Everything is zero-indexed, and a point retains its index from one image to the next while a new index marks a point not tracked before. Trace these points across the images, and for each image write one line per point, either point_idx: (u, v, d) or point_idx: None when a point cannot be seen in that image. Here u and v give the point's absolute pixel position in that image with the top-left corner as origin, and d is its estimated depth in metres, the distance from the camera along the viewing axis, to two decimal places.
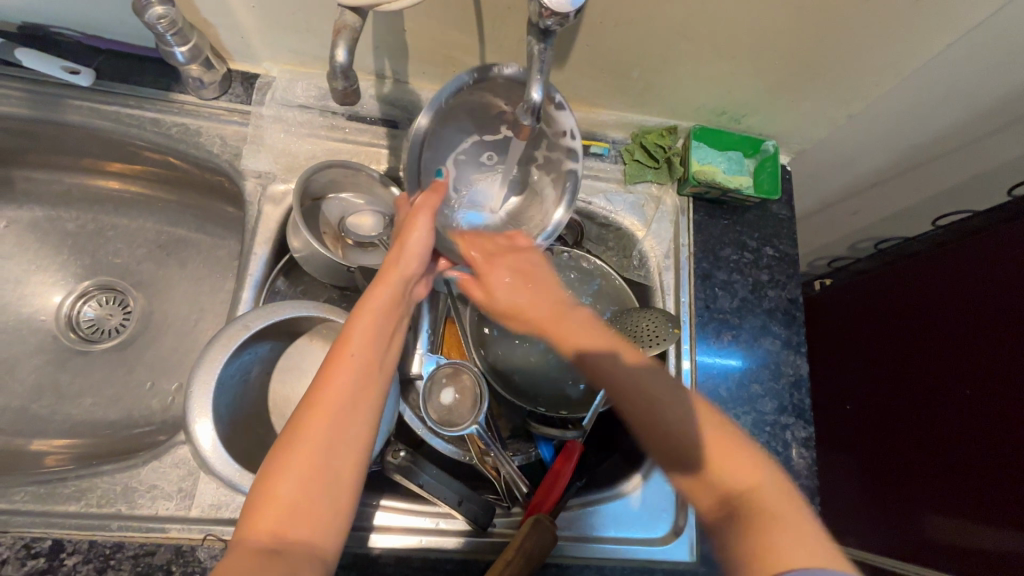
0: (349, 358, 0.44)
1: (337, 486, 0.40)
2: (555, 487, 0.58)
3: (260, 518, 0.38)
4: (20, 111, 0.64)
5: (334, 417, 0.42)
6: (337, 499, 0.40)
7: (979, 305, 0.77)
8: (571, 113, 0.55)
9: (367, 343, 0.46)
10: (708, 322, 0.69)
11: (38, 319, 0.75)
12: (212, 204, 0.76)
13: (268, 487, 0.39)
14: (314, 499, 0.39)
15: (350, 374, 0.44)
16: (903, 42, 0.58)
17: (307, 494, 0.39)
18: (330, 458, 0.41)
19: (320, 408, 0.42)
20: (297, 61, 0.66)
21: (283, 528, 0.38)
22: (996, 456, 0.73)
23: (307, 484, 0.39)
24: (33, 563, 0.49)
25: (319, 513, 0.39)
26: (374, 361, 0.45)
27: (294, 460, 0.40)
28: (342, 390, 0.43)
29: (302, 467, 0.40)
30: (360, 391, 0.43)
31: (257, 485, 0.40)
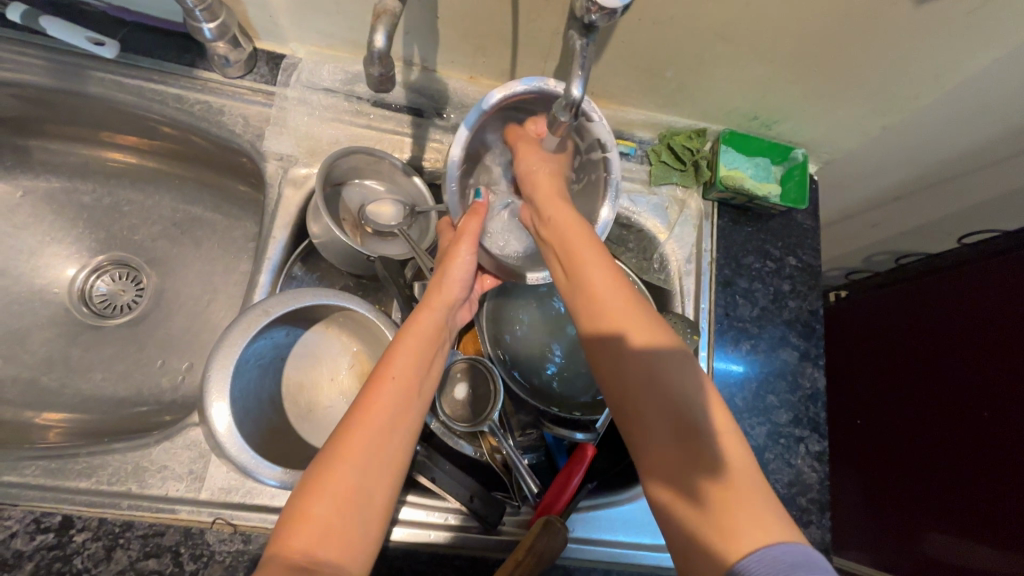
0: (394, 378, 0.44)
1: (372, 509, 0.39)
2: (566, 489, 0.57)
3: (295, 538, 0.37)
4: (41, 80, 0.63)
5: (376, 435, 0.41)
6: (370, 523, 0.39)
7: (998, 326, 0.76)
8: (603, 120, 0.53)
9: (411, 363, 0.46)
10: (727, 330, 0.68)
11: (51, 290, 0.74)
12: (230, 184, 0.76)
13: (305, 505, 0.38)
14: (349, 522, 0.38)
15: (393, 393, 0.43)
16: (948, 55, 0.57)
17: (343, 516, 0.38)
18: (369, 478, 0.40)
19: (362, 426, 0.42)
20: (324, 43, 0.65)
21: (315, 550, 0.37)
22: (1005, 478, 0.72)
23: (345, 503, 0.38)
24: (43, 537, 0.49)
25: (352, 536, 0.38)
26: (417, 380, 0.45)
27: (334, 477, 0.39)
28: (385, 409, 0.43)
29: (341, 487, 0.39)
30: (403, 412, 0.43)
31: (291, 503, 0.39)
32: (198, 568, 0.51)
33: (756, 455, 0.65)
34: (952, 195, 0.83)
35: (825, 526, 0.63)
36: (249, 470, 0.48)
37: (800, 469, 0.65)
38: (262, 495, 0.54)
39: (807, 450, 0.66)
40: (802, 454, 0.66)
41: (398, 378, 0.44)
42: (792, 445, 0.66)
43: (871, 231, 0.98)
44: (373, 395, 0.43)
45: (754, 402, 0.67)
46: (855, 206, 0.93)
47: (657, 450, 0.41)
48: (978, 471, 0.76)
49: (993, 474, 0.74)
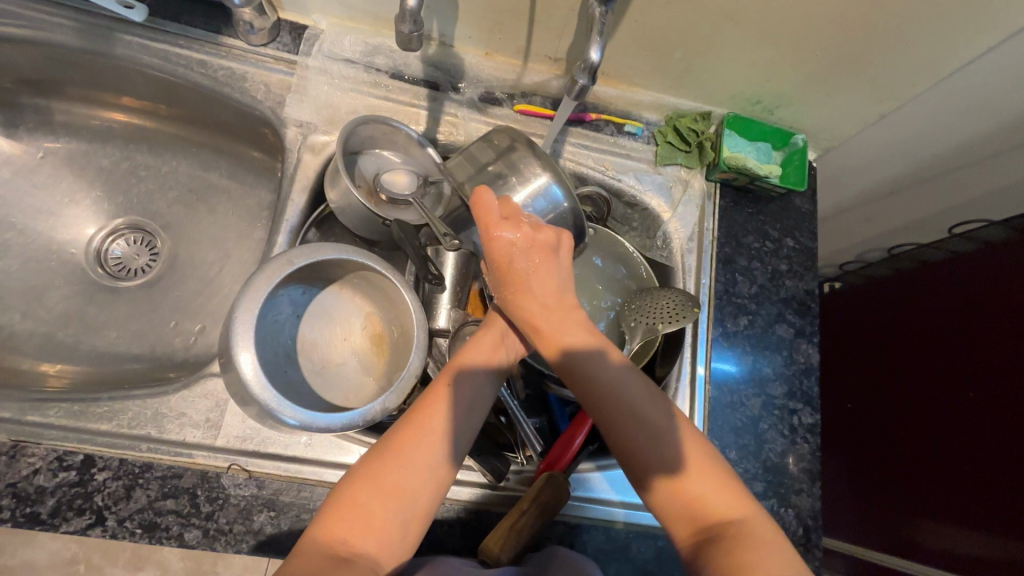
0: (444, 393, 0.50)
1: (411, 516, 0.46)
2: (570, 447, 0.59)
3: (338, 525, 0.44)
4: (70, 41, 0.65)
5: (424, 445, 0.47)
6: (407, 524, 0.45)
7: (984, 311, 0.80)
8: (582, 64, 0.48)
9: (462, 384, 0.51)
10: (726, 305, 0.71)
11: (68, 250, 0.76)
12: (247, 152, 0.78)
13: (354, 494, 0.45)
14: (389, 519, 0.45)
15: (444, 407, 0.49)
16: (943, 44, 0.60)
17: (386, 514, 0.45)
18: (410, 484, 0.46)
19: (410, 437, 0.48)
20: (347, 15, 0.67)
21: (354, 540, 0.43)
22: (990, 455, 0.75)
23: (388, 501, 0.45)
24: (65, 475, 0.51)
25: (389, 531, 0.44)
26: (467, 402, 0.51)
27: (382, 480, 0.45)
28: (433, 424, 0.48)
29: (387, 487, 0.45)
30: (450, 430, 0.49)
31: (343, 489, 0.46)
32: (214, 510, 0.53)
33: (751, 425, 0.67)
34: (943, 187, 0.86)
35: (816, 495, 0.66)
36: (271, 410, 0.49)
37: (793, 440, 0.68)
38: (275, 444, 0.56)
39: (800, 422, 0.68)
40: (795, 426, 0.68)
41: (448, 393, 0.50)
42: (785, 417, 0.68)
43: (865, 223, 1.01)
44: (427, 409, 0.49)
45: (751, 375, 0.69)
46: (851, 197, 0.96)
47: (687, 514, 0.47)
48: (964, 453, 0.79)
49: (977, 452, 0.77)
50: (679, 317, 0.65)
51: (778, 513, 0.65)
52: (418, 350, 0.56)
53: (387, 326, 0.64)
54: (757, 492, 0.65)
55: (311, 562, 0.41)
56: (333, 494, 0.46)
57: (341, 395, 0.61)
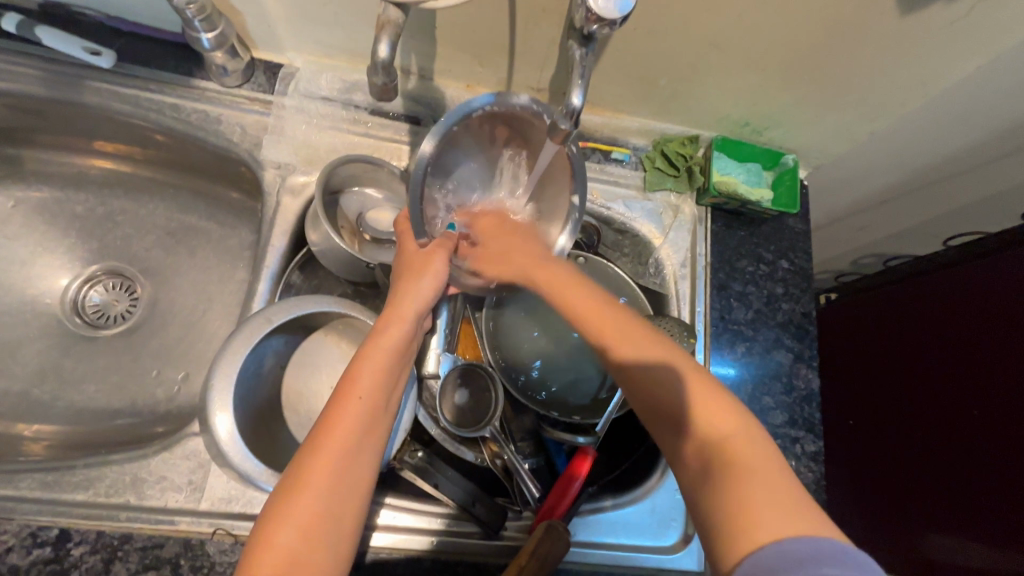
0: (358, 396, 0.43)
1: (341, 537, 0.39)
2: (568, 493, 0.57)
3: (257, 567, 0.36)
4: (36, 90, 0.63)
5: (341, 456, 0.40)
6: (340, 543, 0.39)
7: (983, 325, 0.78)
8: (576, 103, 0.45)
9: (375, 378, 0.45)
10: (722, 333, 0.69)
11: (44, 301, 0.73)
12: (225, 193, 0.76)
13: (269, 530, 0.37)
14: (317, 550, 0.37)
15: (357, 412, 0.43)
16: (931, 65, 0.59)
17: (309, 543, 0.37)
18: (333, 504, 0.39)
19: (324, 451, 0.40)
20: (322, 53, 0.65)
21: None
22: (995, 475, 0.74)
23: (309, 530, 0.38)
24: (40, 552, 0.49)
25: (319, 561, 0.37)
26: (382, 398, 0.44)
27: (298, 508, 0.38)
28: (347, 431, 0.42)
29: (304, 513, 0.38)
30: (367, 433, 0.42)
31: (256, 528, 0.38)
32: None
33: None
34: (934, 199, 0.85)
35: None
36: (252, 478, 0.49)
37: (796, 469, 0.66)
38: (262, 504, 0.54)
39: (803, 450, 0.67)
40: (798, 454, 0.67)
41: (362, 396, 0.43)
42: (788, 445, 0.67)
43: (859, 235, 1.00)
44: (336, 418, 0.42)
45: (751, 405, 0.68)
46: (842, 210, 0.95)
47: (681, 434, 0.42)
48: (972, 471, 0.77)
49: (982, 472, 0.76)
50: None
51: None
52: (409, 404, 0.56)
53: None
54: None
55: None
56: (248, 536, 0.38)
57: None
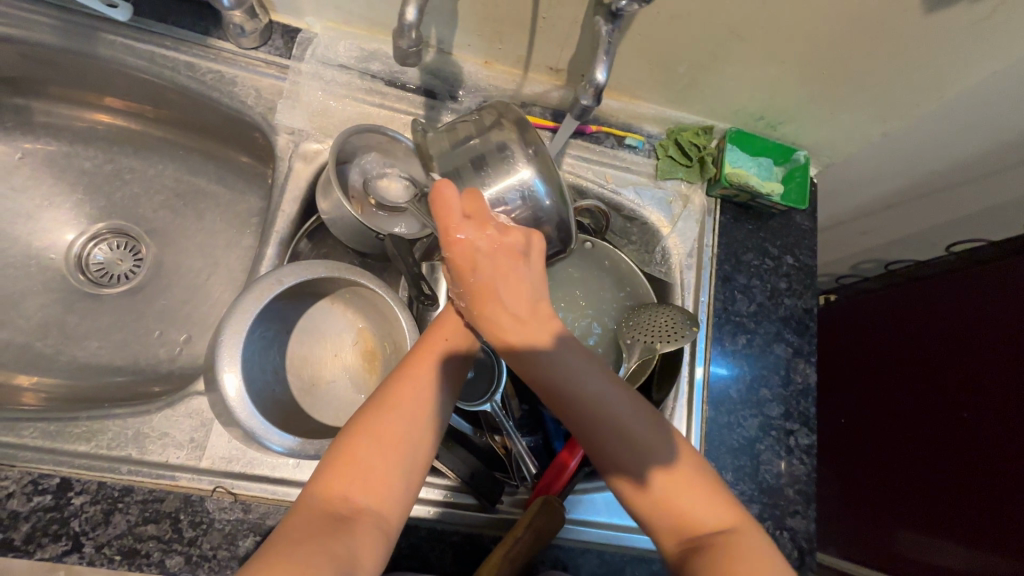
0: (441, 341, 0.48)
1: (412, 465, 0.43)
2: (565, 471, 0.58)
3: (335, 477, 0.40)
4: (51, 40, 0.62)
5: (418, 392, 0.45)
6: (410, 473, 0.43)
7: (979, 333, 0.79)
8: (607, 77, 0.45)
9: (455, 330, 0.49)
10: (724, 324, 0.70)
11: (48, 255, 0.73)
12: (236, 157, 0.75)
13: (350, 448, 0.41)
14: (390, 473, 0.42)
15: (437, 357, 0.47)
16: (951, 66, 0.59)
17: (387, 466, 0.42)
18: (410, 433, 0.43)
19: (406, 387, 0.45)
20: (341, 19, 0.65)
21: (355, 494, 0.40)
22: (978, 478, 0.76)
23: (386, 454, 0.42)
24: (40, 499, 0.49)
25: (390, 484, 0.41)
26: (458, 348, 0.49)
27: (378, 433, 0.42)
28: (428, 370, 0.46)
29: (388, 435, 0.42)
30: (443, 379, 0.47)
31: (338, 441, 0.42)
32: (197, 535, 0.51)
33: (748, 446, 0.67)
34: (940, 205, 0.86)
35: (812, 516, 0.66)
36: (257, 436, 0.49)
37: (789, 461, 0.67)
38: (262, 465, 0.54)
39: (796, 443, 0.68)
40: (791, 447, 0.68)
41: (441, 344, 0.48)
42: (782, 437, 0.68)
43: (862, 238, 1.01)
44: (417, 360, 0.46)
45: (748, 395, 0.68)
46: (847, 212, 0.95)
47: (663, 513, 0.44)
48: (957, 474, 0.79)
49: (965, 474, 0.77)
50: (677, 337, 0.65)
51: (773, 535, 0.65)
52: None
53: (380, 343, 0.62)
54: (753, 514, 0.65)
55: (306, 520, 0.38)
56: (326, 453, 0.42)
57: (333, 414, 0.60)
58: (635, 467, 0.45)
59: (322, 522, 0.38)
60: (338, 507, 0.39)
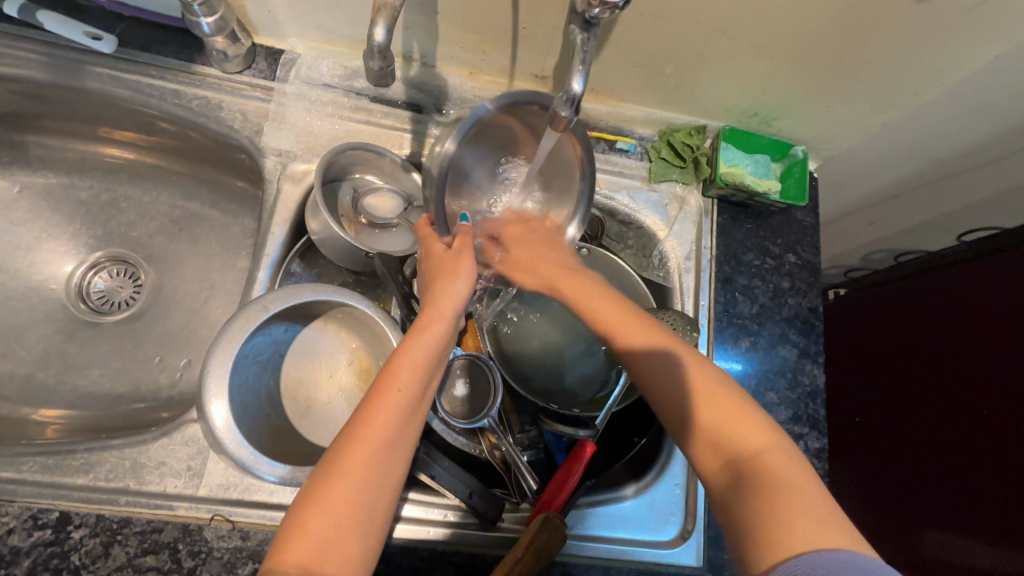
0: (394, 393, 0.45)
1: (370, 524, 0.41)
2: (566, 486, 0.57)
3: (288, 552, 0.38)
4: (39, 75, 0.62)
5: (373, 448, 0.42)
6: (368, 536, 0.41)
7: (998, 322, 0.76)
8: (582, 87, 0.43)
9: (413, 374, 0.46)
10: (726, 327, 0.68)
11: (49, 286, 0.74)
12: (228, 180, 0.76)
13: (302, 518, 0.39)
14: (348, 538, 0.40)
15: (396, 406, 0.44)
16: (949, 51, 0.57)
17: (343, 533, 0.40)
18: (365, 495, 0.41)
19: (361, 442, 0.42)
20: (323, 38, 0.65)
21: (312, 564, 0.38)
22: (1005, 474, 0.72)
23: (342, 520, 0.40)
24: (40, 534, 0.49)
25: (349, 551, 0.39)
26: (420, 394, 0.46)
27: (330, 496, 0.40)
28: (385, 423, 0.43)
29: (339, 505, 0.40)
30: (401, 430, 0.44)
31: (290, 513, 0.40)
32: (196, 565, 0.51)
33: None
34: (948, 194, 0.83)
35: None
36: (248, 466, 0.50)
37: None
38: (260, 492, 0.54)
39: (806, 447, 0.66)
40: (801, 451, 0.66)
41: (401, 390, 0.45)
42: (791, 442, 0.66)
43: (869, 229, 0.98)
44: (372, 411, 0.43)
45: (754, 400, 0.67)
46: (852, 203, 0.93)
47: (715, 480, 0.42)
48: (979, 472, 0.76)
49: (991, 469, 0.74)
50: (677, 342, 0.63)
51: None
52: None
53: (375, 362, 0.62)
54: None
55: None
56: (283, 519, 0.40)
57: (330, 435, 0.60)
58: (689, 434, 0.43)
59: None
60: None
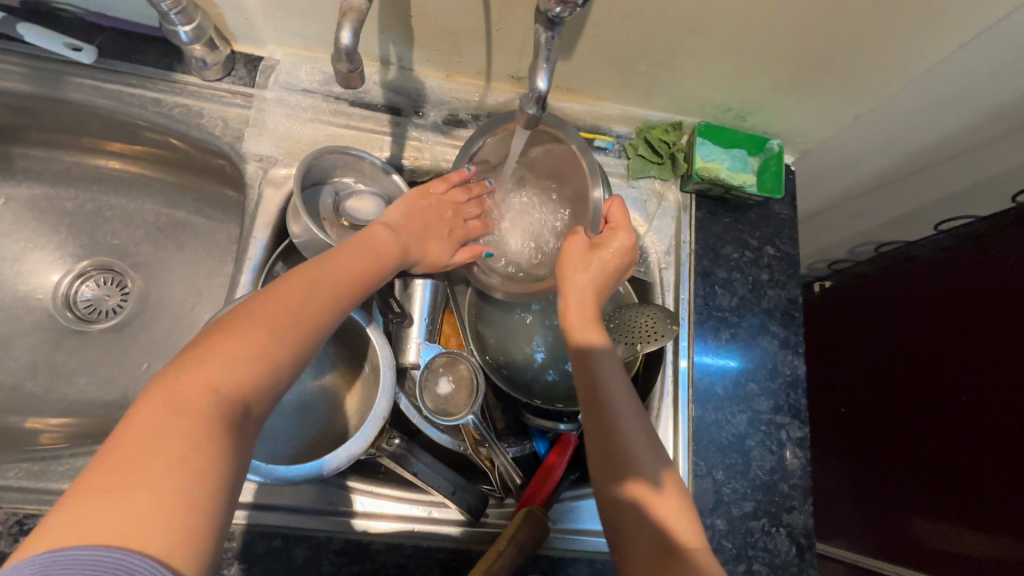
0: (341, 258, 0.46)
1: (289, 347, 0.39)
2: (549, 480, 0.58)
3: (219, 370, 0.35)
4: (21, 87, 0.63)
5: (311, 291, 0.42)
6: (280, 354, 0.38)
7: (980, 308, 0.77)
8: (547, 81, 0.45)
9: (362, 257, 0.48)
10: (707, 320, 0.69)
11: (36, 296, 0.74)
12: (211, 187, 0.76)
13: (222, 332, 0.37)
14: (263, 356, 0.37)
15: (338, 265, 0.45)
16: (914, 42, 0.58)
17: (261, 348, 0.37)
18: (295, 318, 0.40)
19: (299, 283, 0.42)
20: (301, 45, 0.66)
21: (221, 374, 0.35)
22: (991, 457, 0.73)
23: (262, 333, 0.38)
24: (26, 539, 0.50)
25: (256, 364, 0.37)
26: (368, 272, 0.48)
27: (257, 316, 0.39)
28: (328, 282, 0.44)
29: (263, 322, 0.38)
30: (338, 285, 0.44)
31: (203, 334, 0.38)
32: None
33: (738, 442, 0.66)
34: (924, 185, 0.84)
35: (808, 511, 0.64)
36: None
37: (782, 455, 0.66)
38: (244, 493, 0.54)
39: (788, 436, 0.67)
40: (783, 441, 0.66)
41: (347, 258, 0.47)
42: (773, 432, 0.66)
43: (851, 222, 0.99)
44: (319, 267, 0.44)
45: (735, 390, 0.67)
46: (833, 196, 0.94)
47: (636, 529, 0.47)
48: (964, 458, 0.76)
49: (977, 452, 0.75)
50: (657, 336, 0.63)
51: (769, 533, 0.63)
52: (386, 391, 0.54)
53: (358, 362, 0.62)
54: (747, 512, 0.63)
55: (158, 402, 0.33)
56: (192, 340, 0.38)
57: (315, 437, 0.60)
58: (623, 475, 0.48)
59: (203, 417, 0.33)
60: (222, 402, 0.34)
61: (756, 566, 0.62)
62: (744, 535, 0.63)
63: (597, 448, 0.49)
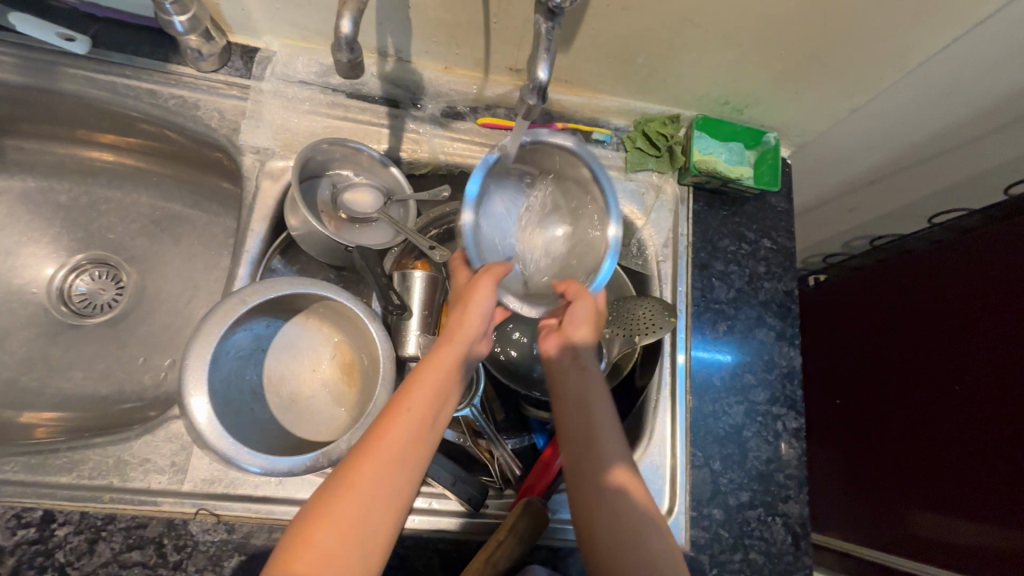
0: (405, 412, 0.46)
1: (371, 540, 0.41)
2: (547, 471, 0.59)
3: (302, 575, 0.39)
4: (13, 78, 0.62)
5: (381, 468, 0.43)
6: (368, 556, 0.41)
7: (975, 299, 0.77)
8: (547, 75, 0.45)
9: (425, 392, 0.47)
10: (704, 312, 0.69)
11: (30, 290, 0.74)
12: (207, 180, 0.76)
13: (309, 530, 0.40)
14: (352, 558, 0.40)
15: (405, 428, 0.45)
16: (909, 35, 0.58)
17: (346, 553, 0.40)
18: (369, 516, 0.42)
19: (367, 462, 0.43)
20: (298, 36, 0.65)
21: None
22: (982, 446, 0.74)
23: (344, 538, 0.40)
24: (24, 533, 0.50)
25: (346, 566, 0.40)
26: (431, 412, 0.47)
27: (334, 514, 0.41)
28: (394, 442, 0.44)
29: (343, 521, 0.41)
30: (411, 449, 0.45)
31: (296, 528, 0.41)
32: (182, 559, 0.52)
33: (735, 433, 0.66)
34: (918, 179, 0.85)
35: (804, 500, 0.65)
36: (230, 457, 0.49)
37: (778, 446, 0.67)
38: (245, 485, 0.55)
39: (784, 427, 0.67)
40: (779, 432, 0.67)
41: (411, 409, 0.46)
42: (769, 423, 0.67)
43: (846, 215, 1.00)
44: (384, 431, 0.45)
45: (732, 382, 0.68)
46: (828, 190, 0.94)
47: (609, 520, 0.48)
48: (955, 447, 0.78)
49: (970, 441, 0.76)
50: (655, 328, 0.64)
51: (766, 522, 0.64)
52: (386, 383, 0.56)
53: (358, 355, 0.62)
54: (744, 502, 0.64)
55: None
56: (287, 532, 0.41)
57: (315, 429, 0.60)
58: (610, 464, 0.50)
59: None
60: None
61: (753, 555, 0.63)
62: (741, 525, 0.63)
63: (577, 441, 0.52)
